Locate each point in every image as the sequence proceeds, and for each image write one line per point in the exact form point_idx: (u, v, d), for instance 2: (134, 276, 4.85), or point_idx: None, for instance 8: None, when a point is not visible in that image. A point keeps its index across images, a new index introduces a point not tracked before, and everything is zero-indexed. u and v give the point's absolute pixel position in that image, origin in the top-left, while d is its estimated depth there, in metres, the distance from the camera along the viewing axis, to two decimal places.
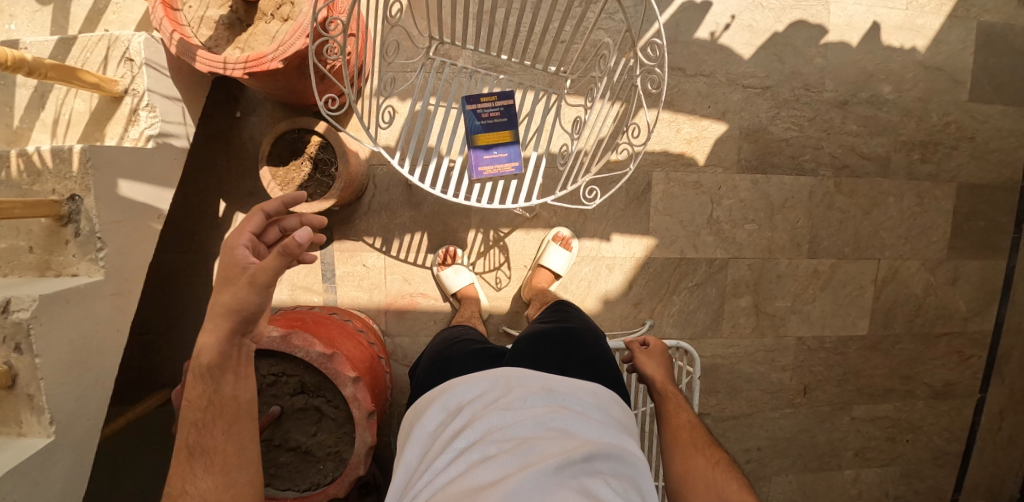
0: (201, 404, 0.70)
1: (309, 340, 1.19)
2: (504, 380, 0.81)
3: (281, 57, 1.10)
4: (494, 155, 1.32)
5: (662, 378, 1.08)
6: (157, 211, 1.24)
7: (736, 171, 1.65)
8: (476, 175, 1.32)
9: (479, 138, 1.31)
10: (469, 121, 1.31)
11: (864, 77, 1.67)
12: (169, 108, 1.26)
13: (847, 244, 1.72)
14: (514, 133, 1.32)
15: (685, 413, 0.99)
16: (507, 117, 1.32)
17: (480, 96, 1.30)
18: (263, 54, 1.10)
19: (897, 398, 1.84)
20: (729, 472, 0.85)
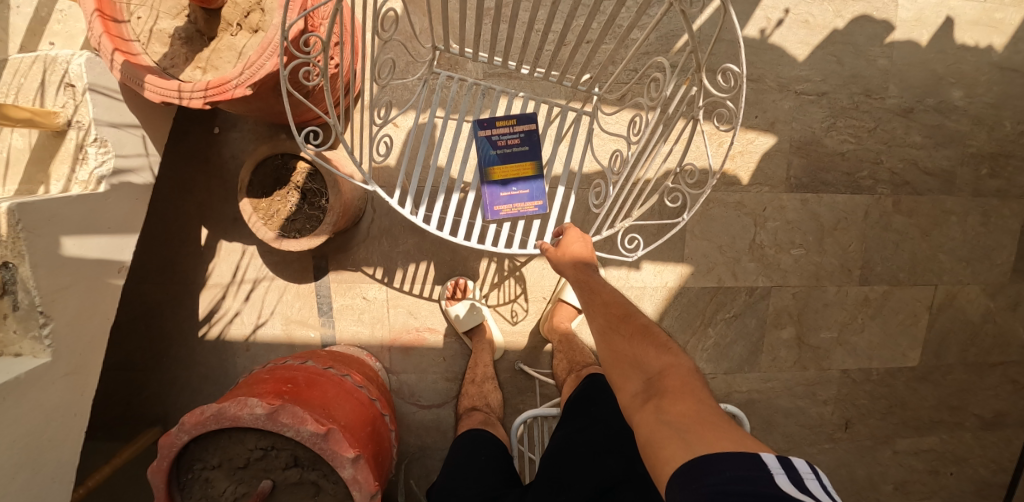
0: None
1: (299, 415, 1.01)
2: None
3: (248, 82, 0.87)
4: (513, 193, 1.11)
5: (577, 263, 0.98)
6: (117, 263, 1.06)
7: (784, 190, 1.45)
8: (491, 216, 1.12)
9: (495, 172, 1.10)
10: (482, 149, 1.10)
11: (933, 80, 1.46)
12: (125, 140, 1.05)
13: (902, 269, 1.55)
14: (536, 164, 1.12)
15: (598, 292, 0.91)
16: (529, 145, 1.12)
17: (496, 120, 1.09)
18: (226, 78, 0.88)
19: (944, 430, 1.71)
20: (647, 340, 0.76)
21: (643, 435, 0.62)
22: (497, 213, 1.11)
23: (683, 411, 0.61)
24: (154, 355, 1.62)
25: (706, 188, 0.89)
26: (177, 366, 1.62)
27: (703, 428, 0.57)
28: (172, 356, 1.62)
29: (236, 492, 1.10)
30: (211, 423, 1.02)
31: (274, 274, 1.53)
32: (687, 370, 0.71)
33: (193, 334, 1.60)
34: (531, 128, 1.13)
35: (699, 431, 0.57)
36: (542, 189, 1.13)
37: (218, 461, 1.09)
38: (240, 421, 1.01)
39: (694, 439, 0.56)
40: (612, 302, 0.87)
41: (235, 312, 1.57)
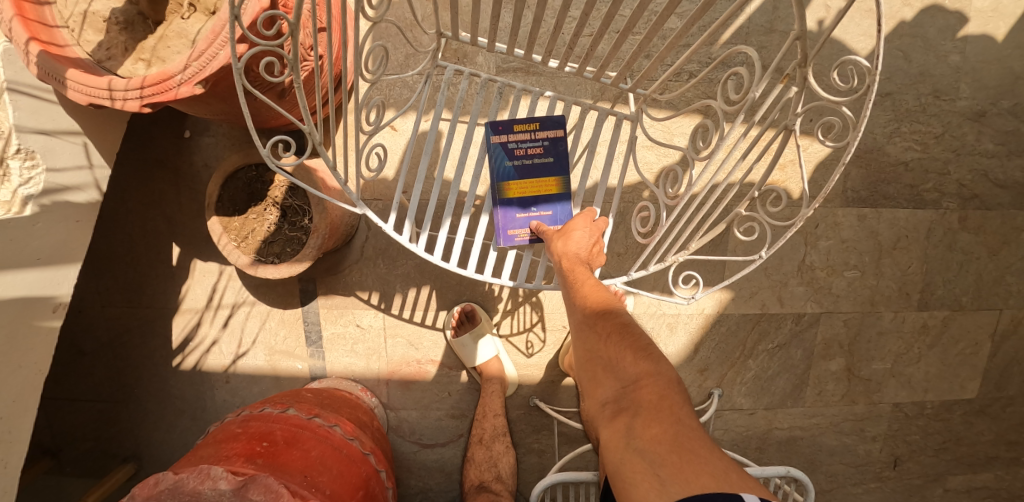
0: None
1: (275, 489, 0.80)
2: None
3: (196, 79, 0.67)
4: (532, 214, 0.92)
5: (558, 241, 0.84)
6: (53, 301, 0.87)
7: (840, 204, 1.27)
8: (503, 241, 0.93)
9: (511, 187, 0.91)
10: (496, 161, 0.90)
11: (1010, 79, 1.27)
12: (60, 150, 0.85)
13: (966, 292, 1.37)
14: (561, 178, 0.93)
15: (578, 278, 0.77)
16: (554, 156, 0.92)
17: (514, 124, 0.90)
18: (168, 73, 0.68)
19: (1000, 466, 1.55)
20: (624, 340, 0.65)
21: (612, 463, 0.53)
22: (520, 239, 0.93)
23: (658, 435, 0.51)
24: (119, 388, 1.42)
25: (793, 222, 0.73)
26: (146, 401, 1.43)
27: (680, 462, 0.48)
28: (139, 390, 1.42)
29: None
30: (164, 500, 0.80)
31: (255, 298, 1.33)
32: (668, 378, 0.60)
33: (163, 365, 1.40)
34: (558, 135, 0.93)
35: (675, 467, 0.48)
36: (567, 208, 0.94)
37: None
38: (199, 497, 0.79)
39: (670, 476, 0.48)
40: (590, 289, 0.75)
41: (212, 340, 1.37)
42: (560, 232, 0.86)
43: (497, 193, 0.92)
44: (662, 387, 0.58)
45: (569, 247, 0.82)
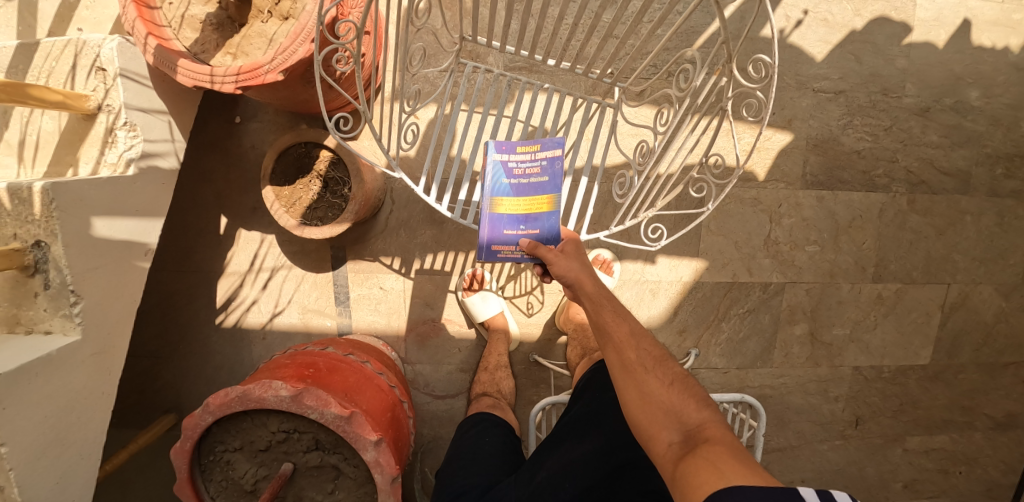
0: None
1: (323, 398, 1.02)
2: None
3: (280, 68, 0.88)
4: (515, 230, 1.03)
5: (586, 276, 0.95)
6: (143, 246, 1.04)
7: (800, 187, 1.46)
8: (486, 253, 1.04)
9: (499, 201, 1.04)
10: (492, 175, 1.04)
11: (951, 80, 1.46)
12: (153, 124, 1.04)
13: (916, 268, 1.55)
14: (554, 198, 1.03)
15: (621, 320, 0.86)
16: (547, 176, 1.03)
17: (518, 145, 1.03)
18: (258, 64, 0.89)
19: (955, 430, 1.71)
20: (680, 385, 0.76)
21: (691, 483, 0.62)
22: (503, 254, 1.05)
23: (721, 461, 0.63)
24: (169, 343, 1.61)
25: (731, 179, 0.96)
26: (192, 355, 1.62)
27: (755, 476, 0.59)
28: (186, 345, 1.61)
29: (258, 474, 1.14)
30: (236, 405, 1.03)
31: (293, 263, 1.52)
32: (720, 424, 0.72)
33: (208, 323, 1.59)
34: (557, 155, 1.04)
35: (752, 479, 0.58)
36: (557, 229, 1.02)
37: (240, 441, 1.11)
38: (265, 403, 1.01)
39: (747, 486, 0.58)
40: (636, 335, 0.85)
41: (252, 300, 1.56)
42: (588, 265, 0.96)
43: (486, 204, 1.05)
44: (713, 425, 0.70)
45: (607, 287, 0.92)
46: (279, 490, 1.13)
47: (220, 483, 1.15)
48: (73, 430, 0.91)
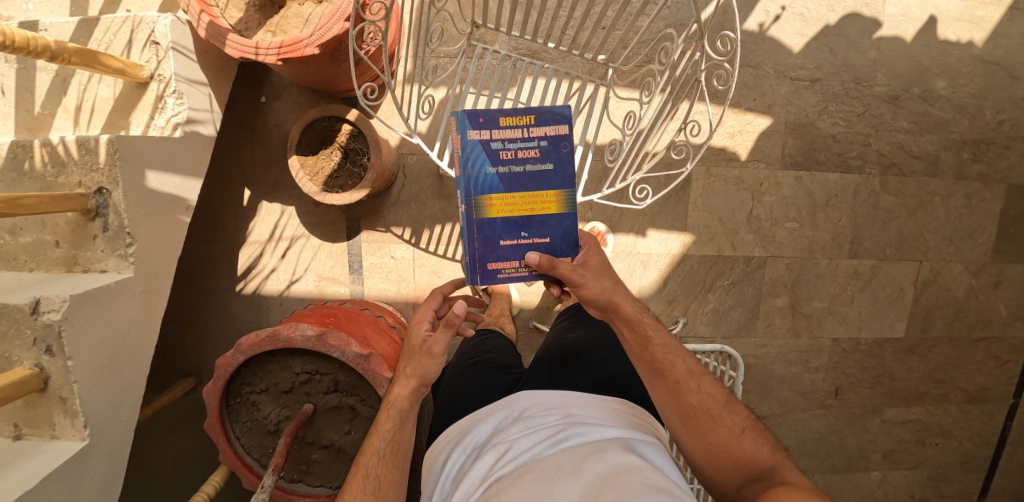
0: (388, 434, 0.79)
1: (345, 339, 1.14)
2: (514, 409, 0.86)
3: (317, 43, 1.03)
4: (512, 234, 0.85)
5: (623, 302, 0.91)
6: (185, 202, 1.14)
7: (780, 167, 1.59)
8: (479, 269, 0.85)
9: (493, 200, 0.84)
10: (477, 165, 0.84)
11: (919, 71, 1.58)
12: (196, 94, 1.15)
13: (889, 245, 1.67)
14: (563, 188, 0.87)
15: (681, 361, 0.90)
16: (549, 161, 0.87)
17: (500, 117, 0.85)
18: (299, 39, 1.04)
19: (930, 402, 1.81)
20: (741, 426, 0.86)
21: None
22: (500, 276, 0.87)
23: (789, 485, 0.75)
24: (188, 310, 1.68)
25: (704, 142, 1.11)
26: (211, 322, 1.69)
27: None
28: (205, 312, 1.69)
29: (281, 415, 1.25)
30: (266, 344, 1.14)
31: (311, 233, 1.63)
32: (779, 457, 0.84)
33: (228, 290, 1.68)
34: (549, 129, 0.87)
35: None
36: (571, 232, 0.87)
37: (267, 383, 1.23)
38: (292, 342, 1.13)
39: None
40: (696, 375, 0.90)
41: (272, 268, 1.66)
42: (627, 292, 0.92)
43: (473, 208, 0.85)
44: (767, 452, 0.84)
45: (648, 317, 0.92)
46: (300, 429, 1.24)
47: (246, 424, 1.27)
48: (125, 358, 1.00)
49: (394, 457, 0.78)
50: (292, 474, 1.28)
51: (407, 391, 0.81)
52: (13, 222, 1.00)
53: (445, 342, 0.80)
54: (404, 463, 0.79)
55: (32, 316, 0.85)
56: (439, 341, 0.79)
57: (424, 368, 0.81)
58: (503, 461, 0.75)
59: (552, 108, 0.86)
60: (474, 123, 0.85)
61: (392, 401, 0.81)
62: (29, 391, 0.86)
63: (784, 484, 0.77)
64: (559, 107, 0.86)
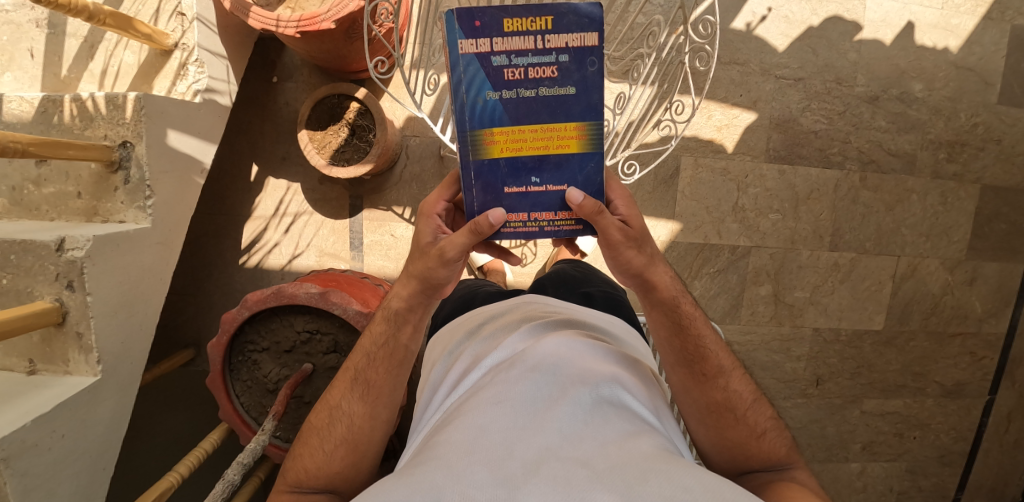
0: (380, 342, 0.81)
1: (346, 297, 1.20)
2: (523, 316, 0.90)
3: (334, 17, 1.11)
4: (521, 179, 0.71)
5: (662, 281, 0.79)
6: (200, 165, 1.22)
7: (764, 160, 1.67)
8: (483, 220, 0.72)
9: (495, 135, 0.69)
10: (474, 89, 0.68)
11: (896, 73, 1.67)
12: (215, 65, 1.24)
13: (868, 239, 1.74)
14: (586, 118, 0.69)
15: (715, 355, 0.84)
16: (570, 84, 0.68)
17: (504, 19, 0.66)
18: (316, 14, 1.12)
19: (908, 395, 1.86)
20: (763, 426, 0.83)
21: None
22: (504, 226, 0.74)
23: (802, 489, 0.76)
24: (191, 281, 1.73)
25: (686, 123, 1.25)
26: (212, 293, 1.74)
27: None
28: (207, 283, 1.74)
29: (280, 374, 1.31)
30: (271, 300, 1.20)
31: (314, 210, 1.70)
32: (792, 460, 0.83)
33: (231, 262, 1.73)
34: (570, 37, 0.67)
35: None
36: (595, 178, 0.71)
37: (269, 341, 1.29)
38: (296, 299, 1.19)
39: None
40: (728, 371, 0.84)
41: (275, 243, 1.72)
42: (668, 273, 0.80)
43: (471, 145, 0.70)
44: (782, 451, 0.83)
45: (690, 305, 0.83)
46: (298, 387, 1.29)
47: (246, 383, 1.32)
48: (137, 302, 1.07)
49: (384, 363, 0.81)
50: (287, 434, 1.33)
51: (404, 293, 0.78)
52: (38, 172, 1.05)
53: (462, 247, 0.70)
54: (397, 369, 0.81)
55: (58, 252, 0.92)
56: (455, 245, 0.69)
57: (431, 272, 0.73)
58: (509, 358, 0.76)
59: (575, 6, 0.66)
60: (469, 30, 0.66)
61: (388, 304, 0.81)
62: (49, 322, 0.92)
63: (795, 487, 0.76)
64: (585, 4, 0.65)
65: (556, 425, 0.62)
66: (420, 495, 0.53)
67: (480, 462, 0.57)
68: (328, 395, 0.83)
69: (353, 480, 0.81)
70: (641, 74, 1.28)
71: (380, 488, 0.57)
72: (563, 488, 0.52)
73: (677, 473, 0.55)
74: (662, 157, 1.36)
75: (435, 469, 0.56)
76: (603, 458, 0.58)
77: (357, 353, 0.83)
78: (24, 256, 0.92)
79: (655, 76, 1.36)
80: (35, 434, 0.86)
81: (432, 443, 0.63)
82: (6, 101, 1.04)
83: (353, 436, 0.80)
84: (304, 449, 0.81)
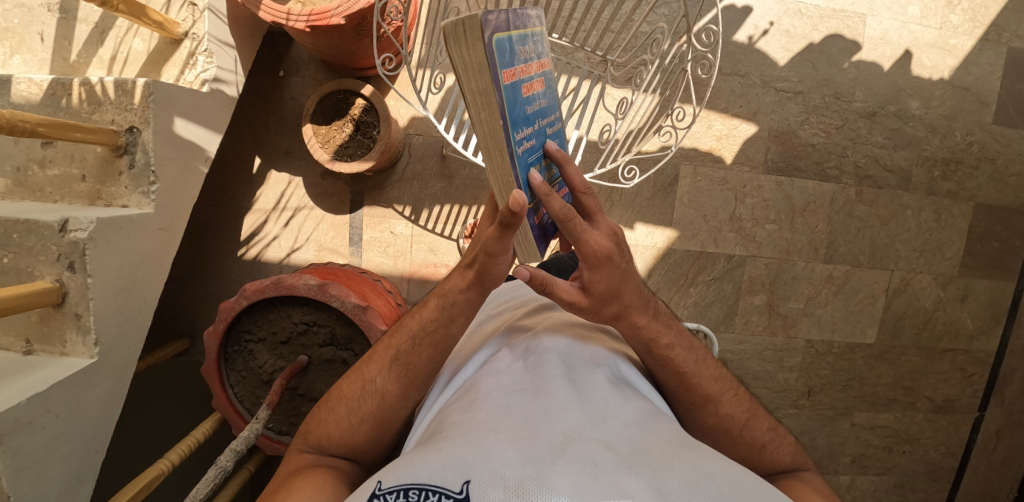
0: (431, 328, 0.80)
1: (345, 290, 1.21)
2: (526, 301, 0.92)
3: (344, 13, 1.13)
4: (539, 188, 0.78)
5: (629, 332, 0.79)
6: (205, 153, 1.24)
7: (762, 171, 1.69)
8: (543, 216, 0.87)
9: None
10: None
11: (893, 90, 1.70)
12: (224, 55, 1.26)
13: (862, 252, 1.76)
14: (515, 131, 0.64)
15: (704, 381, 0.81)
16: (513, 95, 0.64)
17: None
18: (327, 9, 1.14)
19: (898, 409, 1.87)
20: (763, 440, 0.82)
21: None
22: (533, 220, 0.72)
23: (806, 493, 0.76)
24: (188, 272, 1.73)
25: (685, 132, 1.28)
26: (209, 285, 1.74)
27: None
28: (204, 274, 1.74)
29: (275, 365, 1.31)
30: (269, 291, 1.21)
31: (314, 204, 1.71)
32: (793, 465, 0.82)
33: (230, 254, 1.73)
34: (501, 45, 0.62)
35: None
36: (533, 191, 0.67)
37: (266, 331, 1.29)
38: (294, 290, 1.20)
39: None
40: (718, 393, 0.82)
41: (274, 236, 1.72)
42: (638, 322, 0.78)
43: None
44: (787, 458, 0.82)
45: (667, 340, 0.80)
46: (293, 379, 1.30)
47: (241, 372, 1.32)
48: (136, 287, 1.09)
49: (427, 350, 0.79)
50: (280, 426, 1.33)
51: (462, 282, 0.78)
52: (43, 153, 1.05)
53: (502, 241, 0.69)
54: (439, 357, 0.80)
55: (60, 232, 0.93)
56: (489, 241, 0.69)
57: (490, 266, 0.73)
58: (519, 345, 0.77)
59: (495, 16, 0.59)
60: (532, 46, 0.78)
61: (444, 291, 0.80)
62: (49, 302, 0.92)
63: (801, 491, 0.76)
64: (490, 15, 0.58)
65: (577, 407, 0.63)
66: (450, 471, 0.52)
67: (506, 440, 0.57)
68: (363, 367, 0.83)
69: (372, 452, 0.82)
70: (643, 80, 1.31)
71: (409, 463, 0.56)
72: (592, 470, 0.53)
73: (702, 461, 0.56)
74: (661, 164, 1.39)
75: (462, 446, 0.56)
76: (627, 442, 0.59)
77: (402, 333, 0.82)
78: (27, 235, 0.93)
79: (657, 84, 1.38)
80: (29, 413, 0.86)
81: (451, 421, 0.64)
82: (15, 82, 1.05)
83: (381, 413, 0.79)
84: (330, 417, 0.81)
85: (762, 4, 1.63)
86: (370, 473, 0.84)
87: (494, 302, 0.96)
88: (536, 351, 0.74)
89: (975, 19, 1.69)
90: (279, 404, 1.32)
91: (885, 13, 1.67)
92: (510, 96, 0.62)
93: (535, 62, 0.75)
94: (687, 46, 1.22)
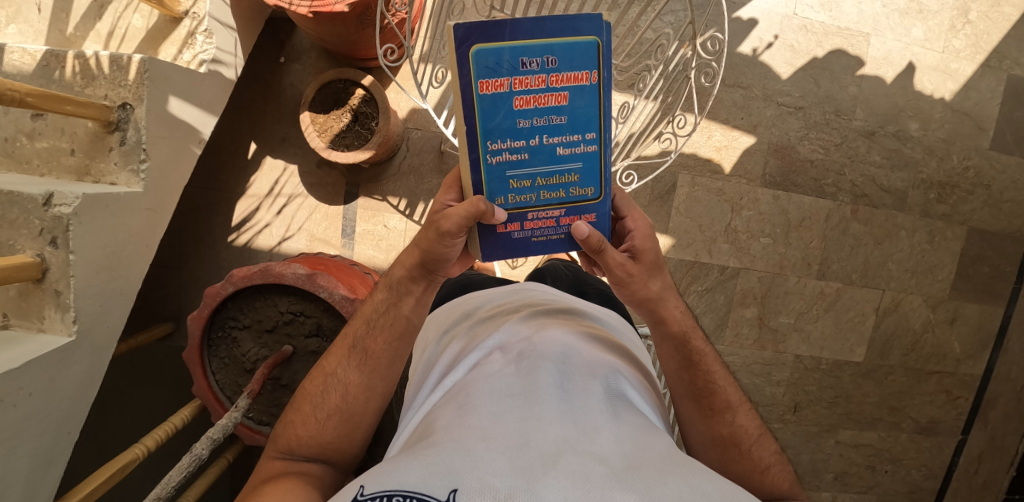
0: (380, 308, 0.81)
1: (333, 281, 1.20)
2: (522, 303, 0.92)
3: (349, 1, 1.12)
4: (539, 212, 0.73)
5: (672, 314, 0.82)
6: (198, 135, 1.22)
7: (759, 184, 1.69)
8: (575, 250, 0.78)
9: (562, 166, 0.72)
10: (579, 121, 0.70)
11: (894, 111, 1.71)
12: (223, 37, 1.25)
13: (855, 270, 1.77)
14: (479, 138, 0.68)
15: (724, 388, 0.82)
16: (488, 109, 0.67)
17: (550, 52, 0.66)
18: None
19: (883, 428, 1.88)
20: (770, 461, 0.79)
21: None
22: (499, 229, 0.73)
23: None
24: (176, 255, 1.71)
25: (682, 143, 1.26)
26: (197, 269, 1.72)
27: None
28: (193, 258, 1.71)
29: (258, 354, 1.29)
30: (257, 278, 1.19)
31: (308, 193, 1.69)
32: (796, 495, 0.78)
33: (220, 239, 1.71)
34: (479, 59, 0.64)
35: None
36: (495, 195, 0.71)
37: (251, 319, 1.27)
38: (282, 279, 1.18)
39: None
40: (736, 403, 0.82)
41: (266, 223, 1.70)
42: (679, 307, 0.83)
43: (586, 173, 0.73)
44: (786, 486, 0.78)
45: (701, 340, 0.84)
46: (275, 369, 1.28)
47: (223, 360, 1.30)
48: (120, 266, 1.07)
49: (384, 334, 0.80)
50: (261, 417, 1.31)
51: (406, 260, 0.79)
52: (32, 126, 1.03)
53: (458, 223, 0.69)
54: (397, 341, 0.80)
55: (44, 207, 0.91)
56: (452, 216, 0.68)
57: (435, 247, 0.73)
58: (514, 347, 0.76)
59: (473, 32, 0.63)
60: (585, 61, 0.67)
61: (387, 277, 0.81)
62: (28, 277, 0.90)
63: None
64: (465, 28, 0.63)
65: (570, 419, 0.62)
66: (437, 478, 0.51)
67: (497, 449, 0.55)
68: (325, 361, 0.83)
69: (345, 451, 0.81)
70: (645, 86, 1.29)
71: (393, 469, 0.54)
72: (583, 484, 0.52)
73: (696, 480, 0.55)
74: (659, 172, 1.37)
75: (450, 454, 0.54)
76: (620, 457, 0.57)
77: (359, 320, 0.83)
78: (9, 207, 0.90)
79: (660, 90, 1.37)
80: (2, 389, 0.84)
81: (441, 425, 0.62)
82: (8, 51, 1.03)
83: (348, 406, 0.79)
84: (297, 416, 0.80)
85: (768, 17, 1.63)
86: (345, 474, 0.82)
87: (487, 304, 0.95)
88: (529, 357, 0.73)
89: (976, 44, 1.70)
90: (260, 394, 1.30)
91: (888, 34, 1.67)
92: (487, 108, 0.67)
93: (556, 76, 0.67)
94: (691, 54, 1.22)
